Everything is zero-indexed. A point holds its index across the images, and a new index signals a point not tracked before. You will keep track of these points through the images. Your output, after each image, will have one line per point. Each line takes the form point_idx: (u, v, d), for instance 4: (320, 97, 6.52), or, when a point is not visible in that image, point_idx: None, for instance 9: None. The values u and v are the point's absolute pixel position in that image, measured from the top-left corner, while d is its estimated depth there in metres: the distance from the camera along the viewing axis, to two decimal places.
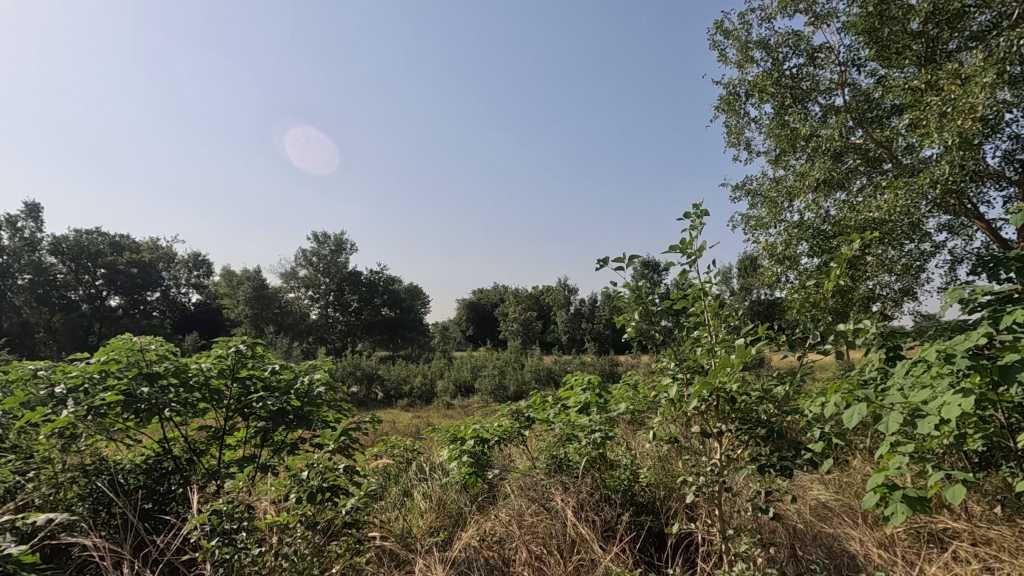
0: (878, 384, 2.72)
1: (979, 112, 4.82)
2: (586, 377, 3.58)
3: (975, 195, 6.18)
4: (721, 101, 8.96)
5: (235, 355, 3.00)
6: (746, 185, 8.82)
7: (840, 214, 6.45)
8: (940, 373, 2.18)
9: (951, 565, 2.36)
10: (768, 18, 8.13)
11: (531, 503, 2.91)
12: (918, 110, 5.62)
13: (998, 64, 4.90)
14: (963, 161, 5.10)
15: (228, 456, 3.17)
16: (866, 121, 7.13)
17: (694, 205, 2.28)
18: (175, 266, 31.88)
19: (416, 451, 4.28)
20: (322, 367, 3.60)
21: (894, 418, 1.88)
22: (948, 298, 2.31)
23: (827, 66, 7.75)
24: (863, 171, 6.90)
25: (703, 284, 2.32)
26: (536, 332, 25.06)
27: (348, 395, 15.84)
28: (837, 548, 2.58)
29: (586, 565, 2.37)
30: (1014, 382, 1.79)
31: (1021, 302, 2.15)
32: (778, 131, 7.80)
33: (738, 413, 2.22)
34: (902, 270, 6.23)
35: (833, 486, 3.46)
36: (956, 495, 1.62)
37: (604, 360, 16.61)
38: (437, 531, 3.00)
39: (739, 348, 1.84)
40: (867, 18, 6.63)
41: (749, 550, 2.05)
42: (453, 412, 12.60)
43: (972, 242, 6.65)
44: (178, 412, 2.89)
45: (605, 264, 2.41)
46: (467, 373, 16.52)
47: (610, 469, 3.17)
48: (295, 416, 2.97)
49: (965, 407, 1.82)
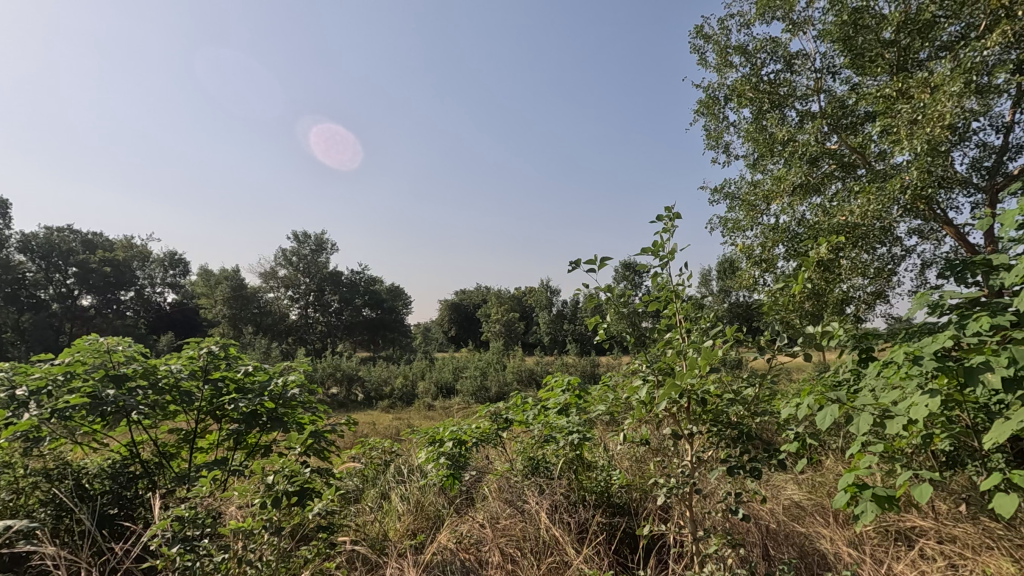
0: (850, 385, 2.78)
1: (947, 119, 4.96)
2: (565, 378, 3.57)
3: (944, 201, 6.34)
4: (700, 105, 9.05)
5: (208, 356, 2.97)
6: (724, 188, 8.89)
7: (815, 218, 6.56)
8: (910, 373, 2.23)
9: (917, 562, 2.40)
10: (747, 24, 8.23)
11: (506, 506, 2.90)
12: (890, 118, 5.75)
13: (965, 73, 5.04)
14: (932, 167, 5.23)
15: (199, 458, 3.13)
16: (841, 127, 7.28)
17: (664, 209, 2.32)
18: (150, 266, 31.28)
19: (394, 454, 4.24)
20: (297, 368, 3.55)
21: (865, 419, 1.91)
22: (917, 302, 2.38)
23: (804, 72, 7.87)
24: (838, 176, 6.90)
25: (675, 286, 2.35)
26: (518, 332, 25.13)
27: (327, 396, 15.71)
28: (808, 547, 2.62)
29: (559, 566, 2.36)
30: (977, 384, 1.84)
31: (987, 304, 2.20)
32: (757, 135, 7.92)
33: (709, 415, 2.24)
34: (876, 273, 6.35)
35: (807, 486, 3.51)
36: (922, 494, 1.66)
37: (586, 362, 16.75)
38: (414, 533, 2.99)
39: (707, 351, 1.85)
40: (842, 26, 6.80)
41: (720, 551, 2.06)
42: (435, 415, 12.55)
43: (941, 247, 6.80)
44: (146, 416, 2.83)
45: (577, 266, 2.43)
46: (449, 374, 16.48)
47: (587, 470, 3.18)
48: (269, 419, 2.91)
49: (932, 407, 1.86)
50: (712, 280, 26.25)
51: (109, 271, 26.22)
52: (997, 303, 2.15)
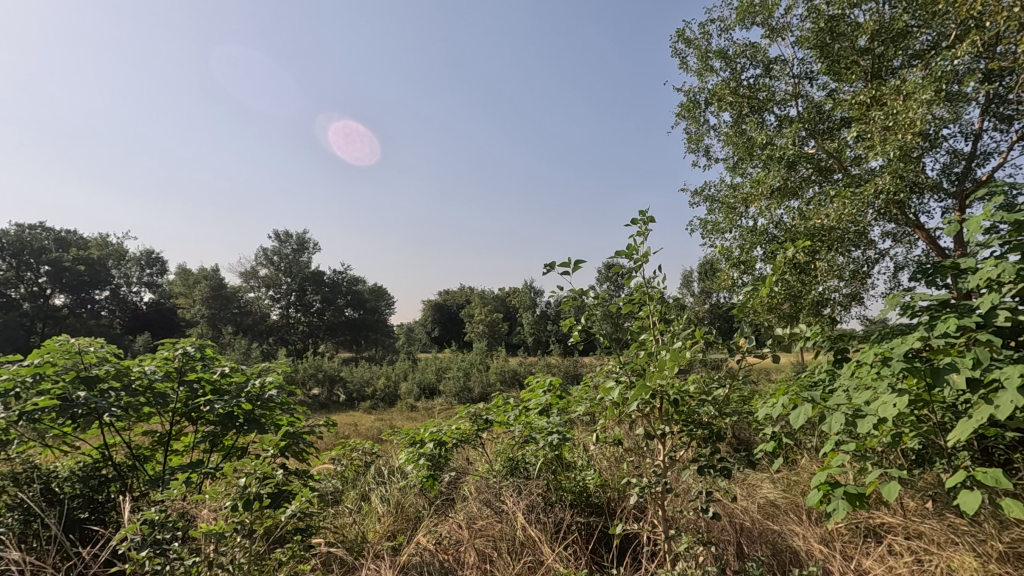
0: (825, 385, 2.86)
1: (917, 126, 5.11)
2: (546, 378, 3.58)
3: (916, 206, 6.51)
4: (681, 109, 9.16)
5: (183, 358, 2.95)
6: (704, 191, 9.01)
7: (793, 220, 6.67)
8: (880, 373, 2.29)
9: (885, 558, 2.46)
10: (727, 29, 8.35)
11: (484, 507, 2.91)
12: (864, 124, 5.88)
13: (935, 81, 5.17)
14: (904, 172, 5.38)
15: (173, 461, 3.10)
16: (818, 132, 7.42)
17: (638, 213, 2.35)
18: (126, 265, 30.73)
19: (375, 455, 4.23)
20: (276, 369, 3.52)
21: (837, 419, 1.97)
22: (889, 304, 2.46)
23: (782, 77, 8.01)
24: (815, 180, 7.06)
25: (648, 289, 2.39)
26: (501, 333, 25.19)
27: (308, 397, 15.59)
28: (781, 544, 2.67)
29: (534, 567, 2.38)
30: (943, 384, 1.90)
31: (955, 306, 2.29)
32: (736, 139, 8.05)
33: (682, 416, 2.28)
34: (851, 276, 6.50)
35: (782, 484, 3.57)
36: (891, 492, 1.73)
37: (569, 363, 16.89)
38: (393, 535, 2.98)
39: (676, 351, 1.88)
40: (819, 33, 6.96)
41: (691, 548, 2.10)
42: (417, 415, 12.54)
43: (913, 250, 6.98)
44: (118, 418, 2.79)
45: (552, 268, 2.46)
46: (432, 375, 16.43)
47: (566, 470, 3.21)
48: (245, 421, 2.87)
49: (901, 407, 1.93)
50: (692, 281, 26.57)
51: (84, 270, 25.68)
52: (965, 306, 2.23)
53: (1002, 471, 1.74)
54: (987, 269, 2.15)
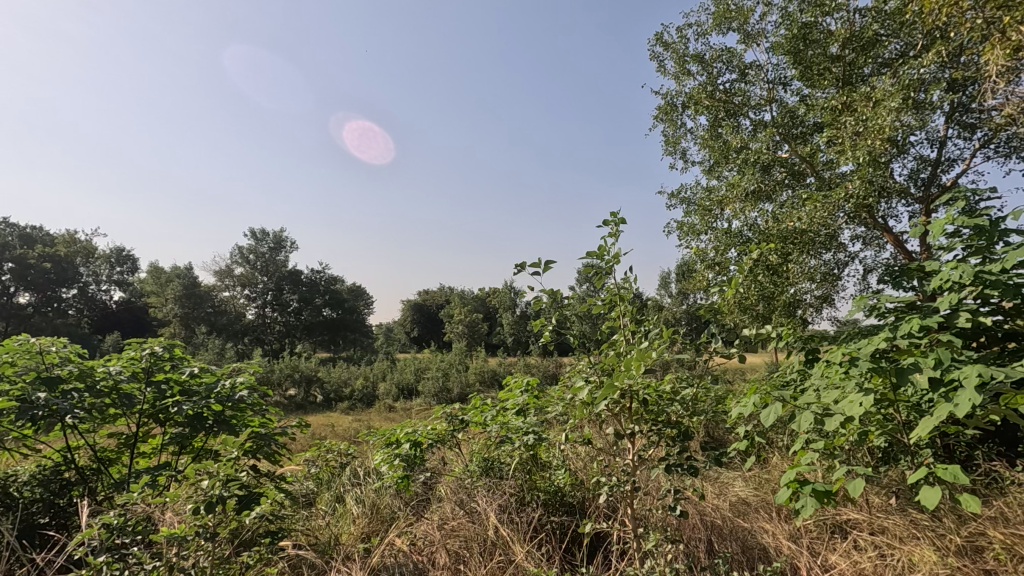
0: (796, 384, 2.92)
1: (886, 132, 5.23)
2: (524, 378, 3.51)
3: (884, 210, 6.69)
4: (659, 112, 9.27)
5: (150, 358, 2.89)
6: (681, 193, 9.11)
7: (766, 224, 6.78)
8: (848, 373, 2.34)
9: (850, 553, 2.52)
10: (704, 34, 8.47)
11: (457, 508, 2.89)
12: (836, 129, 6.02)
13: (904, 89, 5.32)
14: (873, 178, 5.52)
15: (140, 463, 3.03)
16: (791, 136, 7.58)
17: (610, 214, 2.37)
18: (95, 262, 29.89)
19: (350, 456, 4.19)
20: (248, 369, 3.46)
21: (806, 417, 2.01)
22: (857, 305, 2.53)
23: (757, 82, 8.16)
24: (789, 184, 7.24)
25: (620, 290, 2.42)
26: (480, 333, 25.13)
27: (284, 399, 15.36)
28: (750, 541, 2.72)
29: (504, 567, 2.38)
30: (906, 383, 1.96)
31: (919, 308, 2.36)
32: (712, 142, 8.17)
33: (653, 415, 2.30)
34: (822, 278, 6.64)
35: (754, 482, 3.63)
36: (856, 489, 1.81)
37: (549, 363, 16.93)
38: (368, 537, 2.93)
39: (644, 351, 1.90)
40: (792, 40, 7.08)
41: (660, 547, 2.12)
42: (394, 415, 12.50)
43: (881, 253, 7.16)
44: (81, 420, 2.71)
45: (523, 269, 2.46)
46: (410, 375, 16.30)
47: (541, 470, 3.22)
48: (215, 422, 2.81)
49: (867, 406, 1.98)
50: (670, 283, 26.93)
51: (49, 268, 24.90)
52: (928, 308, 2.31)
53: (961, 467, 1.79)
54: (948, 272, 2.23)
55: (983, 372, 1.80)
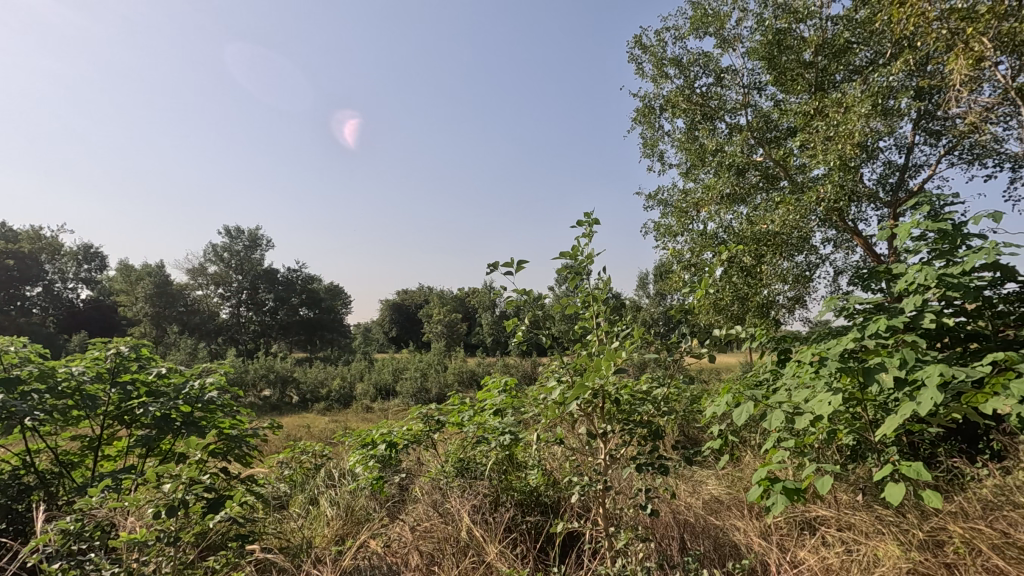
0: (768, 384, 2.96)
1: (856, 137, 5.37)
2: (501, 378, 3.46)
3: (854, 214, 6.85)
4: (637, 114, 9.35)
5: (115, 358, 2.80)
6: (658, 195, 9.20)
7: (740, 226, 6.89)
8: (817, 373, 2.39)
9: (819, 549, 2.57)
10: (681, 37, 8.57)
11: (431, 508, 2.86)
12: (808, 134, 6.14)
13: (873, 96, 5.45)
14: (844, 182, 5.64)
15: (106, 466, 2.94)
16: (766, 140, 7.71)
17: (584, 214, 2.38)
18: (61, 260, 29.03)
19: (325, 458, 4.13)
20: (218, 370, 3.39)
21: (777, 416, 2.04)
22: (827, 306, 2.58)
23: (733, 87, 8.29)
24: (763, 187, 7.36)
25: (593, 291, 2.42)
26: (460, 333, 25.09)
27: (258, 400, 15.09)
28: (722, 539, 2.75)
29: (476, 568, 2.37)
30: (873, 382, 2.00)
31: (886, 309, 2.42)
32: (689, 145, 8.27)
33: (624, 414, 2.31)
34: (795, 280, 6.77)
35: (726, 481, 3.68)
36: (825, 486, 1.85)
37: (528, 364, 16.96)
38: (342, 539, 2.89)
39: (614, 351, 1.91)
40: (767, 46, 7.20)
41: (632, 545, 2.13)
42: (370, 415, 12.41)
43: (851, 256, 7.34)
44: (41, 422, 2.62)
45: (496, 269, 2.45)
46: (388, 375, 16.15)
47: (517, 470, 3.22)
48: (183, 423, 2.73)
49: (836, 404, 2.02)
50: (648, 284, 27.11)
51: (12, 265, 24.08)
52: (895, 309, 2.36)
53: (925, 464, 1.84)
54: (913, 275, 2.28)
55: (945, 372, 1.85)
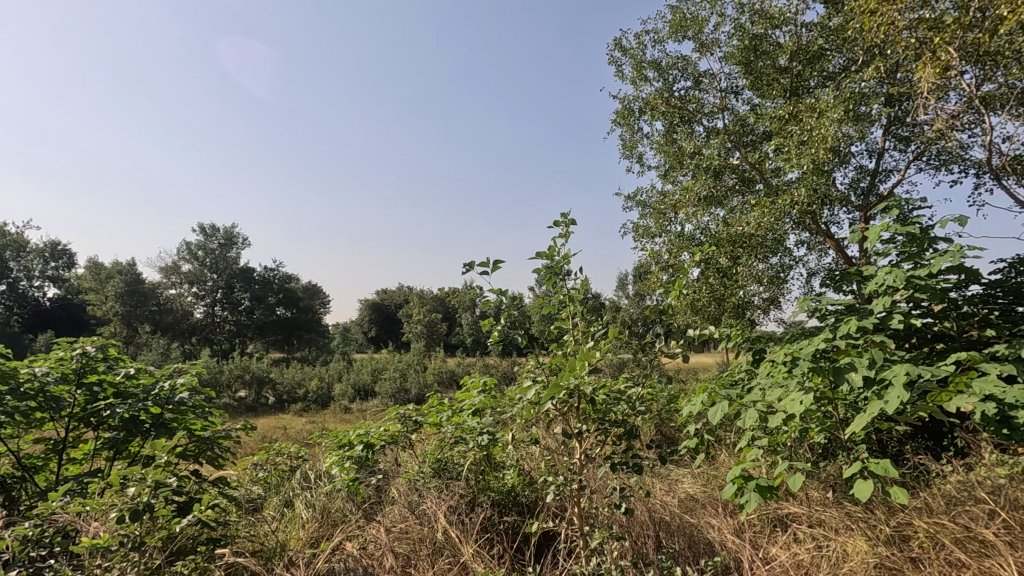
0: (743, 383, 3.00)
1: (829, 142, 5.48)
2: (480, 379, 3.44)
3: (827, 217, 6.99)
4: (617, 116, 9.41)
5: (81, 359, 2.72)
6: (637, 196, 9.28)
7: (717, 227, 6.99)
8: (790, 372, 2.43)
9: (791, 545, 2.62)
10: (660, 40, 8.65)
11: (408, 509, 2.84)
12: (782, 138, 6.26)
13: (845, 102, 5.58)
14: (817, 185, 5.75)
15: (71, 470, 2.85)
16: (742, 144, 7.84)
17: (561, 215, 2.38)
18: (27, 257, 28.13)
19: (301, 460, 4.07)
20: (190, 371, 3.31)
21: (751, 414, 2.07)
22: (800, 306, 2.62)
23: (710, 90, 8.40)
24: (739, 190, 7.47)
25: (569, 291, 2.43)
26: (440, 333, 25.01)
27: (233, 400, 14.82)
28: (697, 536, 2.78)
29: (451, 568, 2.36)
30: (843, 382, 2.04)
31: (857, 310, 2.47)
32: (667, 147, 8.36)
33: (599, 414, 2.32)
34: (770, 281, 6.89)
35: (702, 479, 3.72)
36: (796, 484, 1.89)
37: (508, 364, 16.97)
38: (317, 541, 2.85)
39: (588, 351, 1.91)
40: (744, 51, 7.31)
41: (607, 544, 2.14)
42: (349, 416, 12.30)
43: (824, 258, 7.50)
44: (2, 425, 2.53)
45: (472, 269, 2.44)
46: (367, 376, 16.00)
47: (494, 471, 3.21)
48: (152, 425, 2.66)
49: (808, 403, 2.06)
50: (627, 285, 27.29)
51: None
52: (865, 310, 2.41)
53: (892, 461, 1.88)
54: (882, 277, 2.34)
55: (911, 371, 1.89)
